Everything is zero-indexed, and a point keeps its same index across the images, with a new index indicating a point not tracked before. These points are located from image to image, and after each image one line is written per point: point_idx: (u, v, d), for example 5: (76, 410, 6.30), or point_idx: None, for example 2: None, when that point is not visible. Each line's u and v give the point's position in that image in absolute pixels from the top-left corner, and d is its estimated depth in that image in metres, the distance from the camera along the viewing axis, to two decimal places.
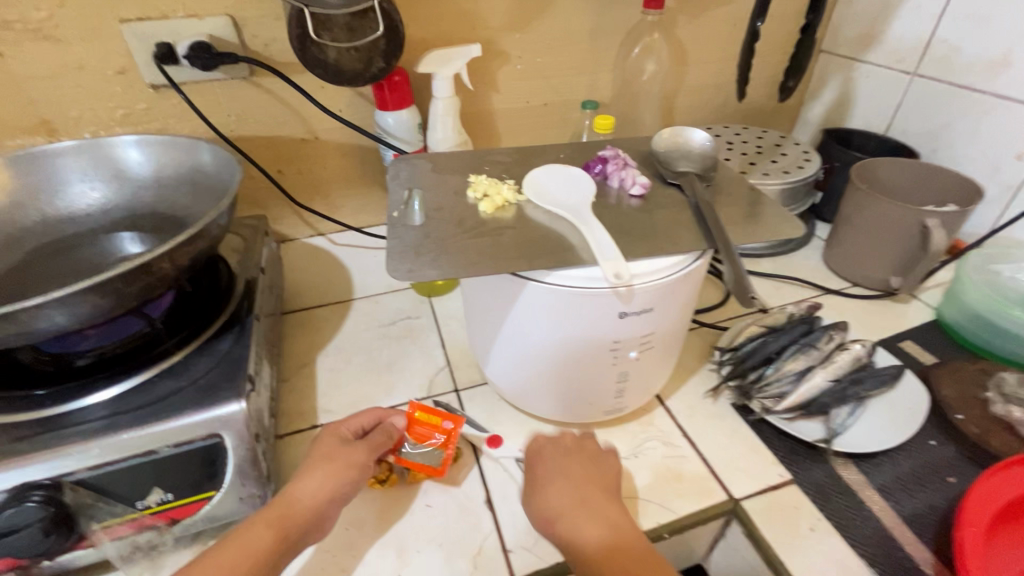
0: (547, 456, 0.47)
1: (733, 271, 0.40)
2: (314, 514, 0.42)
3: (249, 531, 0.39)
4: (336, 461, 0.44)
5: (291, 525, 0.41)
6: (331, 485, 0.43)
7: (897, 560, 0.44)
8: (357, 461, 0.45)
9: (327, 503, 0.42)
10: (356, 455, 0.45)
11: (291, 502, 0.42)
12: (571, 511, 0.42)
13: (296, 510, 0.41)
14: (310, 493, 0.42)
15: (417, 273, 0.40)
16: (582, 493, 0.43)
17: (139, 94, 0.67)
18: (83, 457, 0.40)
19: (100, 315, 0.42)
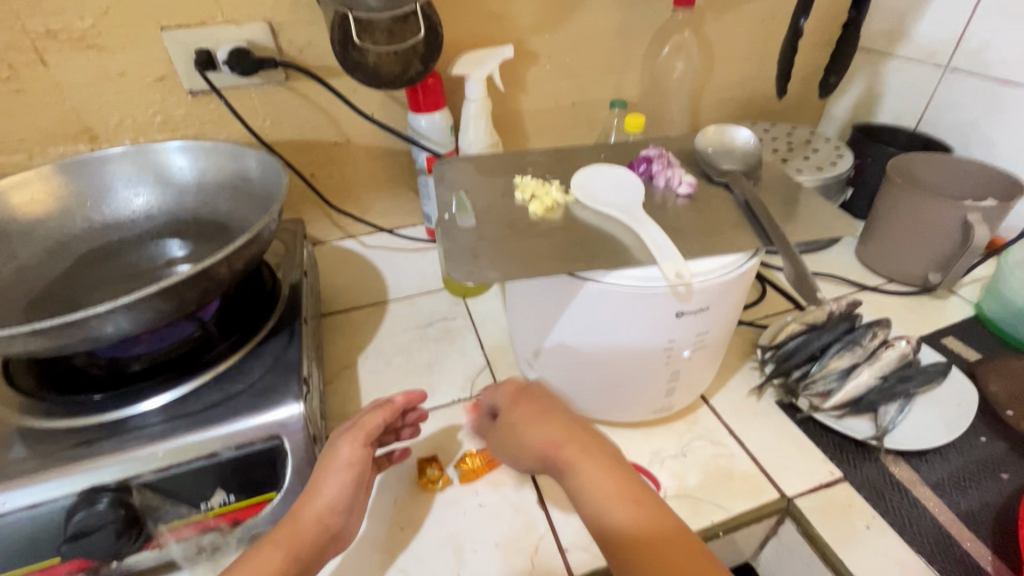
0: (521, 396, 0.47)
1: (795, 270, 0.41)
2: (325, 532, 0.40)
3: (258, 558, 0.37)
4: (331, 467, 0.41)
5: (302, 546, 0.38)
6: (333, 494, 0.40)
7: (956, 557, 0.43)
8: (348, 462, 0.42)
9: (335, 515, 0.40)
10: (343, 454, 0.42)
11: (300, 523, 0.39)
12: (568, 450, 0.42)
13: (301, 527, 0.39)
14: (316, 508, 0.40)
15: (476, 274, 0.40)
16: (574, 433, 0.43)
17: (177, 100, 0.67)
18: (149, 460, 0.41)
19: (161, 319, 0.42)
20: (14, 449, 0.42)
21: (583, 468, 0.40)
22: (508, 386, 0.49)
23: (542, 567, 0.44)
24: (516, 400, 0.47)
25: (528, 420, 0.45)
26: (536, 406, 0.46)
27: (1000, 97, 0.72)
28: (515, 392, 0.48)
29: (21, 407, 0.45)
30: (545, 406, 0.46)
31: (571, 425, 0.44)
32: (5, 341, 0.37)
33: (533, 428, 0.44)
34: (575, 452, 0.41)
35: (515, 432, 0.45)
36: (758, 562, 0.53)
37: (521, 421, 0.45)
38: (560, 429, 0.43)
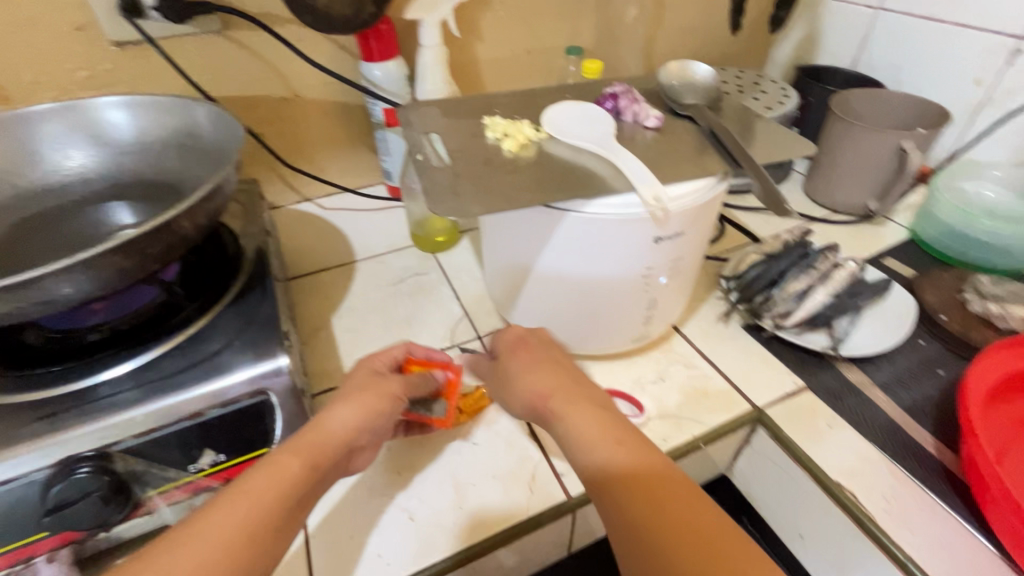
0: (518, 344, 0.47)
1: (763, 187, 0.43)
2: (345, 447, 0.41)
3: (277, 461, 0.37)
4: (370, 395, 0.43)
5: (322, 455, 0.39)
6: (367, 419, 0.42)
7: (904, 443, 0.49)
8: (390, 395, 0.44)
9: (359, 434, 0.42)
10: (388, 387, 0.45)
11: (323, 436, 0.40)
12: (556, 398, 0.42)
13: (325, 438, 0.40)
14: (344, 424, 0.41)
15: (460, 209, 0.40)
16: (565, 383, 0.43)
17: (102, 52, 0.61)
18: (129, 426, 0.39)
19: (122, 280, 0.40)
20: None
21: (570, 412, 0.40)
22: (506, 334, 0.49)
23: (540, 492, 0.46)
24: (513, 346, 0.47)
25: (527, 369, 0.44)
26: (533, 356, 0.46)
27: (927, 33, 0.77)
28: (512, 338, 0.48)
29: None
30: (543, 357, 0.46)
31: (564, 375, 0.44)
32: None
33: (531, 376, 0.44)
34: (565, 401, 0.41)
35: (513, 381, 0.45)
36: (733, 472, 0.57)
37: (518, 366, 0.45)
38: (555, 379, 0.43)
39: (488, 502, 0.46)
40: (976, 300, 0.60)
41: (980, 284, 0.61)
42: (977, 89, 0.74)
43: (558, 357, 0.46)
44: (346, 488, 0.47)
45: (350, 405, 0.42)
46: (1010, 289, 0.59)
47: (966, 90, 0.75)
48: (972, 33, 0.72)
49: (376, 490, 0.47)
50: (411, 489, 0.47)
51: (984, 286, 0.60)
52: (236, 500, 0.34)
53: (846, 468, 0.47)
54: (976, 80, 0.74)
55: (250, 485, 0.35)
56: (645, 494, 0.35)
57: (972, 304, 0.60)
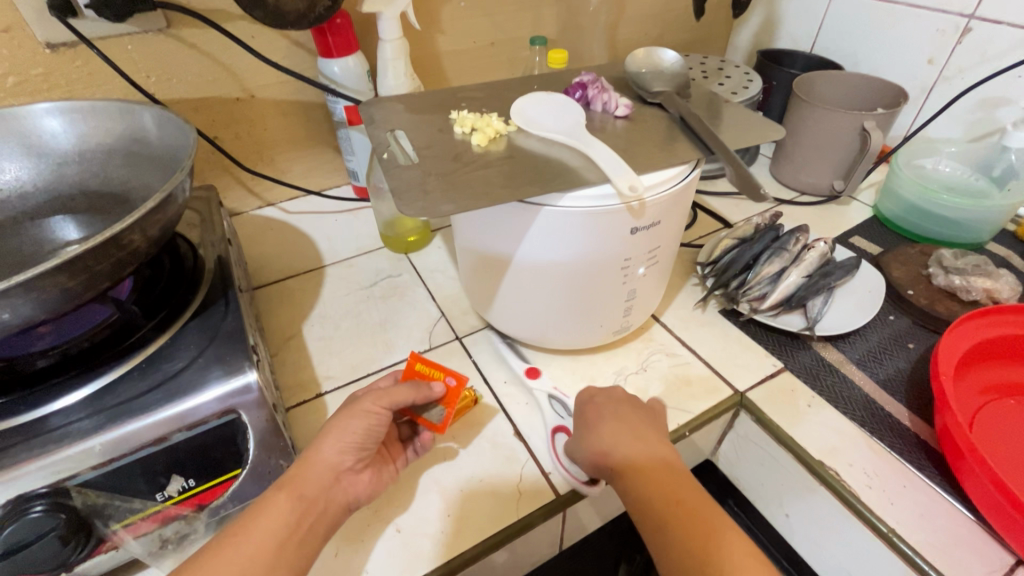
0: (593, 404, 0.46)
1: (737, 172, 0.42)
2: (332, 476, 0.40)
3: (268, 503, 0.37)
4: (346, 416, 0.42)
5: (309, 487, 0.38)
6: (343, 441, 0.41)
7: (881, 417, 0.50)
8: (367, 413, 0.42)
9: (345, 460, 0.41)
10: (363, 405, 0.42)
11: (307, 468, 0.39)
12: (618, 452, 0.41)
13: (310, 472, 0.39)
14: (326, 452, 0.40)
15: (431, 209, 0.38)
16: (608, 403, 0.46)
17: (32, 56, 0.57)
18: (86, 458, 0.37)
19: (67, 301, 0.37)
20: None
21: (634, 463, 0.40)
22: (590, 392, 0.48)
23: (528, 493, 0.46)
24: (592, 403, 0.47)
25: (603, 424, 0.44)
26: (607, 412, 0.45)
27: (881, 14, 0.79)
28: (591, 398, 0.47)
29: None
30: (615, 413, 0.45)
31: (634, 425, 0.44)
32: None
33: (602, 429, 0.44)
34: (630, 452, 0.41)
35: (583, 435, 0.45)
36: (717, 457, 0.58)
37: (596, 418, 0.45)
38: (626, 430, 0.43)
39: (475, 507, 0.45)
40: (941, 274, 0.61)
41: (943, 259, 0.62)
42: (931, 69, 0.76)
43: (631, 406, 0.46)
44: None
45: (329, 433, 0.41)
46: (972, 261, 0.61)
47: (920, 69, 0.77)
48: (923, 13, 0.74)
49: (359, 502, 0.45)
50: (396, 500, 0.45)
51: (947, 260, 0.62)
52: (230, 545, 0.35)
53: (828, 446, 0.47)
54: (930, 59, 0.76)
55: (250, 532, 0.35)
56: (694, 539, 0.36)
57: (937, 278, 0.61)
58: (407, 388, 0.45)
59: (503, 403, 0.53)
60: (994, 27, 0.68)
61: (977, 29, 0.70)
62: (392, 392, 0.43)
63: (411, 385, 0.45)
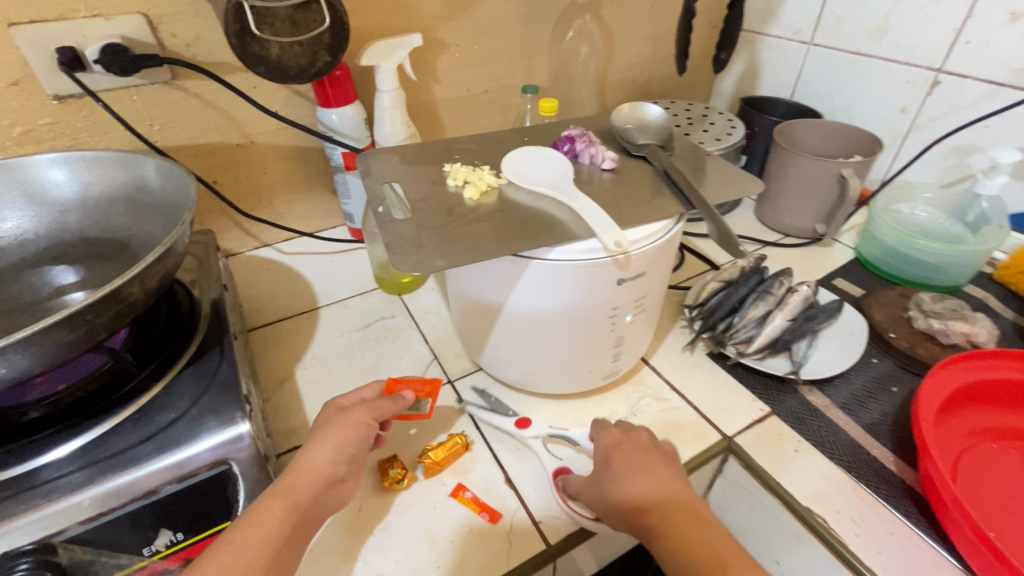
0: (613, 447, 0.46)
1: (717, 228, 0.44)
2: (325, 481, 0.40)
3: (263, 511, 0.37)
4: (342, 426, 0.43)
5: (303, 495, 0.39)
6: (337, 452, 0.42)
7: (867, 462, 0.50)
8: (358, 424, 0.43)
9: (338, 468, 0.41)
10: (354, 416, 0.44)
11: (301, 473, 0.40)
12: (657, 502, 0.41)
13: (302, 482, 0.40)
14: (319, 457, 0.41)
15: (424, 263, 0.39)
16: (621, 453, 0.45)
17: (40, 107, 0.59)
18: (72, 514, 0.37)
19: (65, 353, 0.37)
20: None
21: (670, 514, 0.40)
22: (608, 431, 0.47)
23: (520, 543, 0.45)
24: (611, 445, 0.46)
25: (635, 464, 0.43)
26: (630, 456, 0.44)
27: (855, 67, 0.83)
28: (610, 439, 0.47)
29: None
30: (637, 456, 0.44)
31: (655, 468, 0.43)
32: None
33: (630, 479, 0.42)
34: (666, 500, 0.41)
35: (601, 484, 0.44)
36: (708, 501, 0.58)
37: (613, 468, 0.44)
38: (655, 466, 0.44)
39: (463, 555, 0.45)
40: (920, 317, 0.63)
41: (922, 301, 0.64)
42: (904, 117, 0.80)
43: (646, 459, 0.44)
44: (312, 553, 0.45)
45: (322, 441, 0.42)
46: (949, 305, 0.63)
47: (893, 117, 0.81)
48: (895, 66, 0.78)
49: (341, 543, 0.45)
50: (387, 550, 0.45)
51: (926, 304, 0.64)
52: (224, 551, 0.35)
53: (815, 492, 0.48)
54: (903, 108, 0.79)
55: (238, 538, 0.35)
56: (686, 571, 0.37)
57: (917, 321, 0.63)
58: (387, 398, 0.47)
59: (493, 448, 0.53)
60: (961, 80, 0.72)
61: (945, 82, 0.74)
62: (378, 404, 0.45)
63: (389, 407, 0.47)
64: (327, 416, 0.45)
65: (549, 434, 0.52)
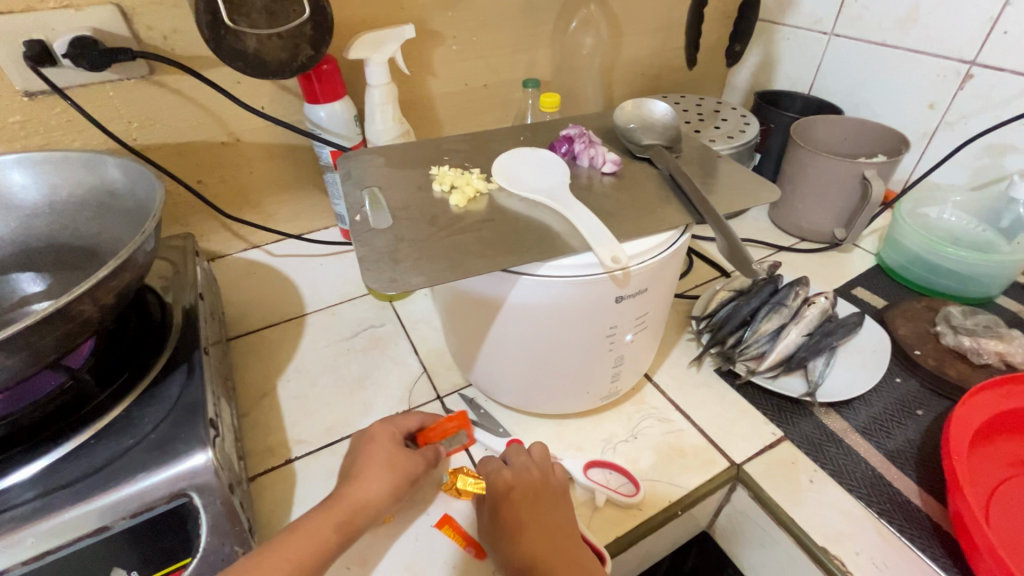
0: (506, 493, 0.42)
1: (727, 241, 0.39)
2: (375, 511, 0.40)
3: (313, 527, 0.37)
4: (401, 465, 0.42)
5: (353, 522, 0.39)
6: (392, 489, 0.41)
7: (890, 496, 0.46)
8: (416, 465, 0.43)
9: (387, 503, 0.41)
10: (414, 457, 0.44)
11: (356, 501, 0.39)
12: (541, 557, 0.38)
13: (358, 510, 0.39)
14: (375, 490, 0.40)
15: (400, 281, 0.36)
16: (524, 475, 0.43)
17: (9, 104, 0.56)
18: (15, 553, 0.34)
19: (7, 378, 0.34)
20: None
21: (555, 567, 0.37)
22: (499, 472, 0.43)
23: None
24: (503, 489, 0.42)
25: (528, 513, 0.41)
26: (523, 503, 0.41)
27: (880, 60, 0.77)
28: (503, 482, 0.43)
29: None
30: (530, 502, 0.41)
31: (547, 518, 0.41)
32: None
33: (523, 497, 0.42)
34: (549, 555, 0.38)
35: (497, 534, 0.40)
36: (713, 529, 0.54)
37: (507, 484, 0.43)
38: (548, 515, 0.41)
39: None
40: (949, 333, 0.58)
41: (951, 316, 0.59)
42: (932, 113, 0.74)
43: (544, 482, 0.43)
44: None
45: (381, 472, 0.41)
46: (982, 321, 0.58)
47: (921, 114, 0.75)
48: (924, 59, 0.72)
49: None
50: None
51: (956, 319, 0.59)
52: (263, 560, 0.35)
53: (832, 530, 0.44)
54: (931, 104, 0.74)
55: (288, 548, 0.36)
56: None
57: (945, 337, 0.58)
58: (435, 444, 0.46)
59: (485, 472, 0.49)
60: (996, 73, 0.67)
61: (979, 76, 0.68)
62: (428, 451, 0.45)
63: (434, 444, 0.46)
64: (383, 444, 0.43)
65: None
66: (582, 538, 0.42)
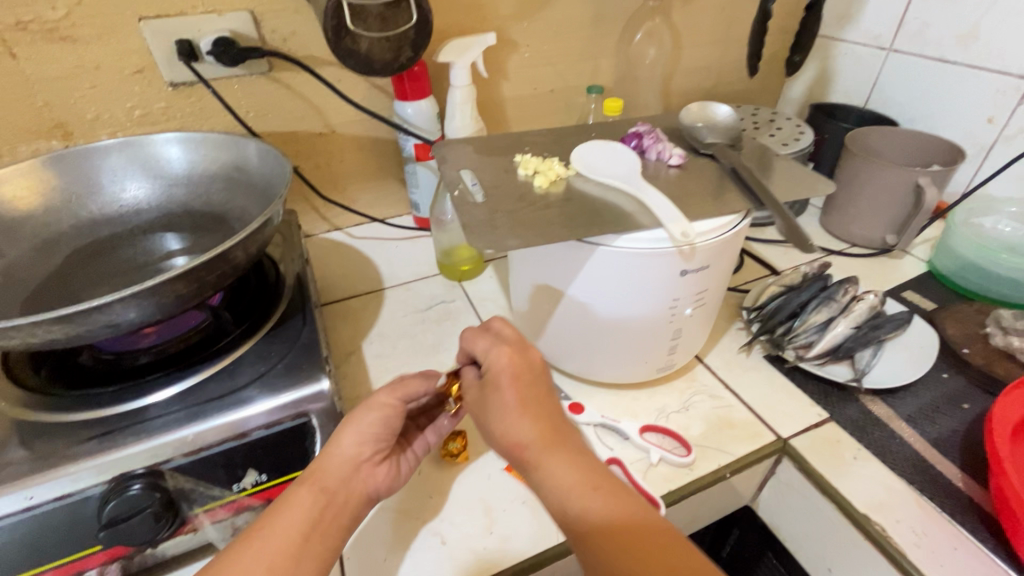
0: (512, 370, 0.42)
1: (786, 223, 0.44)
2: (351, 465, 0.42)
3: (290, 495, 0.39)
4: (365, 407, 0.44)
5: (328, 480, 0.40)
6: (360, 434, 0.43)
7: (932, 476, 0.49)
8: (381, 404, 0.44)
9: (361, 451, 0.42)
10: (378, 397, 0.44)
11: (324, 460, 0.41)
12: (534, 445, 0.39)
13: (331, 466, 0.41)
14: (342, 443, 0.42)
15: (497, 242, 0.42)
16: (544, 426, 0.40)
17: (157, 93, 0.66)
18: (179, 445, 0.41)
19: (179, 304, 0.42)
20: (15, 449, 0.40)
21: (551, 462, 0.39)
22: (503, 350, 0.43)
23: None
24: (509, 374, 0.42)
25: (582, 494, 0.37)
26: (521, 386, 0.41)
27: (939, 74, 0.80)
28: (510, 357, 0.42)
29: (28, 403, 0.44)
30: (528, 388, 0.41)
31: (547, 403, 0.41)
32: (25, 329, 0.35)
33: (560, 475, 0.38)
34: (546, 445, 0.39)
35: (495, 412, 0.41)
36: (756, 503, 0.57)
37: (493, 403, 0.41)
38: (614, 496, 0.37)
39: (514, 525, 0.47)
40: (999, 333, 0.60)
41: (1001, 318, 0.61)
42: (991, 127, 0.76)
43: (529, 386, 0.42)
44: (376, 511, 0.48)
45: (347, 427, 0.43)
46: None
47: (979, 128, 0.77)
48: (985, 74, 0.74)
49: (402, 504, 0.49)
50: (438, 513, 0.48)
51: (1006, 320, 0.61)
52: (260, 537, 0.37)
53: (873, 501, 0.47)
54: (990, 119, 0.75)
55: (271, 518, 0.38)
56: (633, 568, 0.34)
57: (995, 337, 0.60)
58: (417, 377, 0.47)
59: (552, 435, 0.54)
60: None
61: None
62: (405, 384, 0.45)
63: (420, 374, 0.47)
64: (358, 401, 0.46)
65: (600, 423, 0.53)
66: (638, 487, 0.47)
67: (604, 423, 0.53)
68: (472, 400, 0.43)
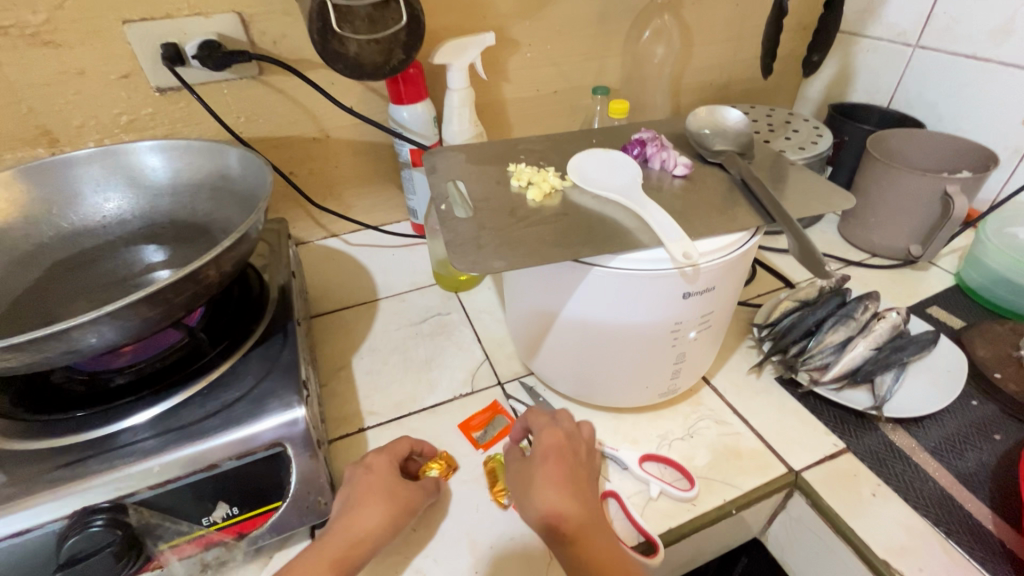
0: (555, 451, 0.43)
1: (799, 244, 0.40)
2: (373, 548, 0.41)
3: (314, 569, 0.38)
4: (399, 497, 0.44)
5: (354, 560, 0.40)
6: (394, 524, 0.42)
7: (959, 517, 0.45)
8: (418, 501, 0.45)
9: (383, 539, 0.42)
10: (418, 495, 0.45)
11: (355, 536, 0.41)
12: (568, 520, 0.39)
13: (358, 548, 0.40)
14: (372, 526, 0.41)
15: (483, 264, 0.39)
16: (576, 504, 0.40)
17: (144, 98, 0.64)
18: (144, 477, 0.39)
19: (146, 327, 0.40)
20: None
21: (588, 545, 0.38)
22: (552, 431, 0.45)
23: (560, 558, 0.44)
24: (552, 452, 0.43)
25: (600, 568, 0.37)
26: (566, 467, 0.43)
27: (969, 73, 0.74)
28: (554, 438, 0.45)
29: None
30: (573, 470, 0.43)
31: (584, 485, 0.42)
32: None
33: (593, 549, 0.38)
34: (584, 526, 0.39)
35: (532, 486, 0.42)
36: (765, 535, 0.54)
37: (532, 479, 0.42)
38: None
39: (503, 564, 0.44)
40: None
41: None
42: None
43: (568, 467, 0.43)
44: None
45: (383, 508, 0.42)
46: None
47: (1013, 131, 0.72)
48: (1019, 73, 0.69)
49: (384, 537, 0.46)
50: (423, 547, 0.45)
51: None
52: None
53: (894, 544, 0.43)
54: None
55: None
56: None
57: None
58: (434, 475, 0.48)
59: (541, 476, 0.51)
60: None
61: None
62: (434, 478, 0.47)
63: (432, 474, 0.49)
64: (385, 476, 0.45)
65: (597, 450, 0.50)
66: (634, 524, 0.44)
67: (602, 450, 0.50)
68: (514, 479, 0.44)
